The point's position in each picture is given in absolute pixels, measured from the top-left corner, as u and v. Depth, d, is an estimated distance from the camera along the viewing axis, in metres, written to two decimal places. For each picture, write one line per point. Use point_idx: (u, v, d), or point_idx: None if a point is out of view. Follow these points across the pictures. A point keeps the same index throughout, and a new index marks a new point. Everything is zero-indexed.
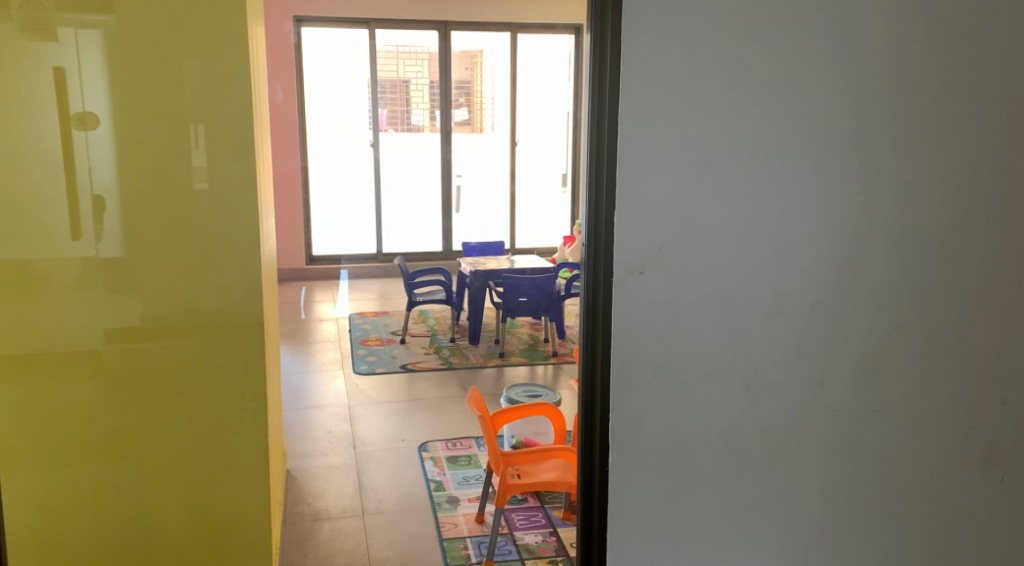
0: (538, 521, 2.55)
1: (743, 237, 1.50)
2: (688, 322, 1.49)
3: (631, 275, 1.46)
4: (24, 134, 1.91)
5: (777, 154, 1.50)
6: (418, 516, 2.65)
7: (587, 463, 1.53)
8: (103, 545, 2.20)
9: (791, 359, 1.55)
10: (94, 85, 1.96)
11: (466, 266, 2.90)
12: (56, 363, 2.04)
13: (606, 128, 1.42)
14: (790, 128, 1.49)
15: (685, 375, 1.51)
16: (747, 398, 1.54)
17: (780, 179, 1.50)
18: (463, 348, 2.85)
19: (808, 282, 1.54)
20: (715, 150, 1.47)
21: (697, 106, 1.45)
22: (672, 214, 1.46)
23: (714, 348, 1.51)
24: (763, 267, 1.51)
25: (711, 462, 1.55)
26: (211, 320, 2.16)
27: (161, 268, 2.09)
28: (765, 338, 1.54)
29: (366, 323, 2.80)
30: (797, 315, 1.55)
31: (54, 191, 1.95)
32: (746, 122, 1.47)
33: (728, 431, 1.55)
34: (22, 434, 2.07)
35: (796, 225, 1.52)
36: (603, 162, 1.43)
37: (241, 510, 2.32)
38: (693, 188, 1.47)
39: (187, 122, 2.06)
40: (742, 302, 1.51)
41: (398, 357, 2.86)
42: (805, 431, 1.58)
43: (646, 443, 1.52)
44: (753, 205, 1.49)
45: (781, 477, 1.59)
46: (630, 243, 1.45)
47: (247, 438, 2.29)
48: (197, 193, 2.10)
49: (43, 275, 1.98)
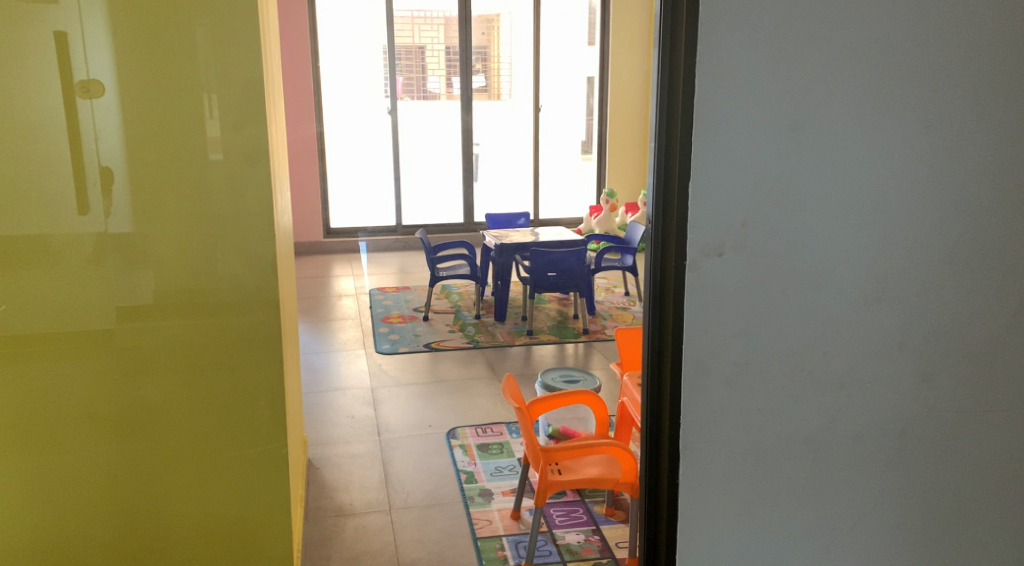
0: (578, 518, 2.40)
1: (838, 214, 1.22)
2: (769, 315, 1.23)
3: (708, 258, 1.19)
4: (22, 103, 1.72)
5: (894, 107, 1.21)
6: (448, 513, 2.45)
7: (653, 479, 1.29)
8: (121, 540, 2.05)
9: (890, 361, 1.29)
10: (99, 49, 1.76)
11: (489, 246, 4.68)
12: (65, 348, 1.88)
13: (683, 78, 1.13)
14: (915, 76, 1.20)
15: (763, 379, 1.26)
16: (842, 403, 1.30)
17: (895, 140, 1.22)
18: (489, 323, 4.50)
19: (925, 264, 1.27)
20: (819, 102, 1.18)
21: (789, 52, 1.15)
22: (757, 187, 1.18)
23: (801, 344, 1.26)
24: (869, 245, 1.25)
25: (792, 483, 1.32)
26: (229, 305, 1.97)
27: (173, 244, 1.90)
28: (867, 331, 1.28)
29: (388, 326, 4.52)
30: (909, 304, 1.28)
31: (59, 164, 1.76)
32: (861, 68, 1.18)
33: (819, 441, 1.31)
34: (32, 421, 1.91)
35: (913, 195, 1.24)
36: (677, 121, 1.14)
37: (258, 514, 2.13)
38: (790, 152, 1.18)
39: (201, 90, 1.84)
40: (843, 289, 1.25)
41: (423, 335, 4.32)
42: (909, 440, 1.34)
43: (715, 460, 1.27)
44: (863, 171, 1.22)
45: (879, 492, 1.35)
46: (708, 220, 1.17)
47: (267, 439, 2.10)
48: (210, 164, 1.89)
49: (55, 251, 1.82)
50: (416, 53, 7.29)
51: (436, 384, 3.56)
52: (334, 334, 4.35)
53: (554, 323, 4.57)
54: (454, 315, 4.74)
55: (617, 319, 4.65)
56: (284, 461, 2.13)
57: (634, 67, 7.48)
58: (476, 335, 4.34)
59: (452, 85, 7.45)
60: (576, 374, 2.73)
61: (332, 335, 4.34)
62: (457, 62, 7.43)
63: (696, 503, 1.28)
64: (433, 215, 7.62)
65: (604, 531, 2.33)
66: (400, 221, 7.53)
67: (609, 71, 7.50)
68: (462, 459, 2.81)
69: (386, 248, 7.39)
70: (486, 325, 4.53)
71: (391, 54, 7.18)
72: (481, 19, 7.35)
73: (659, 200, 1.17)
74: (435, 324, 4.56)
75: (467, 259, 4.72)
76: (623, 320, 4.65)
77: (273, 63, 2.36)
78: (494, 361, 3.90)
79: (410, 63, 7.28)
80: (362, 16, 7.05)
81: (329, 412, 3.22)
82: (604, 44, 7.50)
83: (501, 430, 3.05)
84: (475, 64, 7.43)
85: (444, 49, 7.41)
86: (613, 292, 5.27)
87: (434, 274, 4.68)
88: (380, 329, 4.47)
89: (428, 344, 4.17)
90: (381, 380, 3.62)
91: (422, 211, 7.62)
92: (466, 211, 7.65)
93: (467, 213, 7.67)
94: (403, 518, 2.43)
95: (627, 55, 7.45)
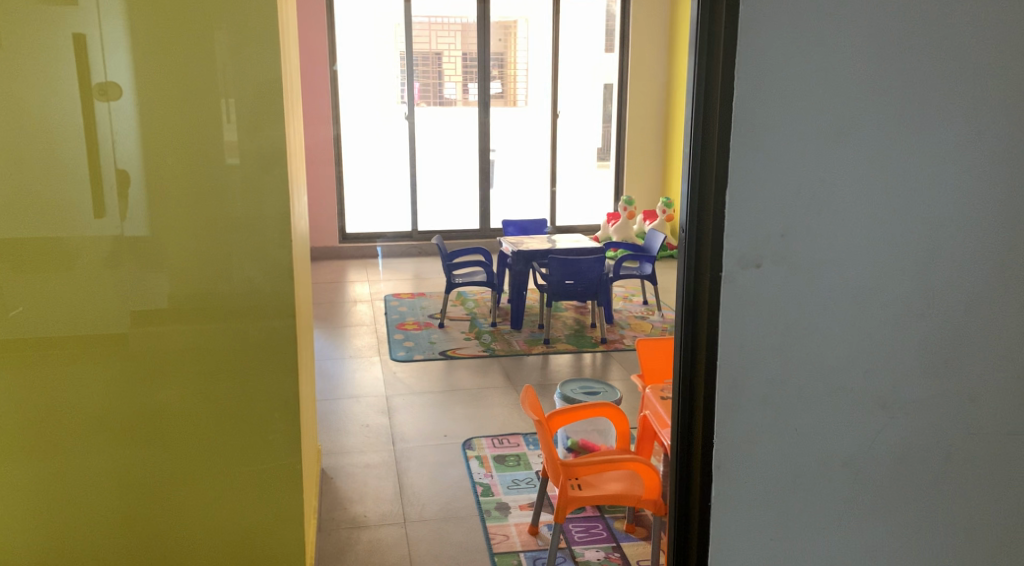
0: (598, 534, 2.34)
1: (882, 226, 1.17)
2: (808, 331, 1.17)
3: (744, 270, 1.13)
4: (40, 106, 1.70)
5: (944, 114, 1.15)
6: (464, 526, 2.40)
7: (683, 498, 1.22)
8: (132, 546, 2.00)
9: (935, 380, 1.23)
10: (118, 52, 1.73)
11: (507, 251, 4.62)
12: (79, 351, 1.85)
13: (720, 81, 1.07)
14: (965, 81, 1.15)
15: (801, 397, 1.20)
16: (884, 423, 1.24)
17: (943, 148, 1.16)
18: (505, 330, 4.44)
19: (973, 278, 1.21)
20: (864, 109, 1.13)
21: (834, 58, 1.10)
22: (797, 195, 1.12)
23: (843, 361, 1.20)
24: (915, 258, 1.19)
25: (830, 506, 1.26)
26: (243, 311, 1.93)
27: (188, 249, 1.86)
28: (911, 348, 1.22)
29: (403, 333, 4.47)
30: (956, 320, 1.22)
31: (75, 166, 1.74)
32: (908, 73, 1.13)
33: (859, 463, 1.25)
34: (44, 425, 1.88)
35: (961, 205, 1.18)
36: (714, 127, 1.09)
37: (271, 526, 2.09)
38: (833, 161, 1.13)
39: (220, 96, 1.81)
40: (886, 304, 1.19)
41: (439, 342, 4.26)
42: (954, 463, 1.27)
43: (750, 481, 1.21)
44: (911, 180, 1.16)
45: (920, 515, 1.29)
46: (745, 230, 1.11)
47: (277, 454, 2.05)
48: (228, 169, 1.85)
49: (71, 254, 1.79)
50: (433, 59, 7.23)
51: (451, 393, 3.51)
52: (349, 341, 4.31)
53: (571, 332, 4.51)
54: (470, 322, 4.69)
55: (635, 328, 4.59)
56: (294, 476, 2.07)
57: (653, 75, 7.44)
58: (492, 343, 4.29)
59: (468, 92, 7.39)
60: (596, 386, 2.66)
61: (347, 342, 4.30)
62: (474, 69, 7.35)
63: (729, 525, 1.22)
64: (448, 221, 7.58)
65: (625, 548, 2.27)
66: (415, 227, 7.49)
67: (627, 78, 7.44)
68: (478, 470, 2.75)
69: (401, 253, 7.35)
70: (502, 333, 4.48)
71: (408, 59, 7.17)
72: (499, 26, 7.29)
73: (694, 208, 1.11)
74: (451, 331, 4.51)
75: (484, 265, 4.67)
76: (642, 329, 4.59)
77: (291, 64, 2.32)
78: (511, 370, 3.85)
79: (428, 68, 7.23)
80: (380, 22, 7.04)
81: (342, 420, 3.18)
82: (623, 51, 7.44)
83: (517, 441, 3.00)
84: (493, 69, 7.37)
85: (462, 54, 7.30)
86: (630, 302, 5.21)
87: (450, 279, 4.62)
88: (395, 336, 4.42)
89: (444, 352, 4.12)
90: (396, 388, 3.57)
91: (437, 217, 7.57)
92: (481, 217, 7.60)
93: (483, 219, 7.61)
94: (418, 531, 2.37)
95: (646, 62, 7.40)
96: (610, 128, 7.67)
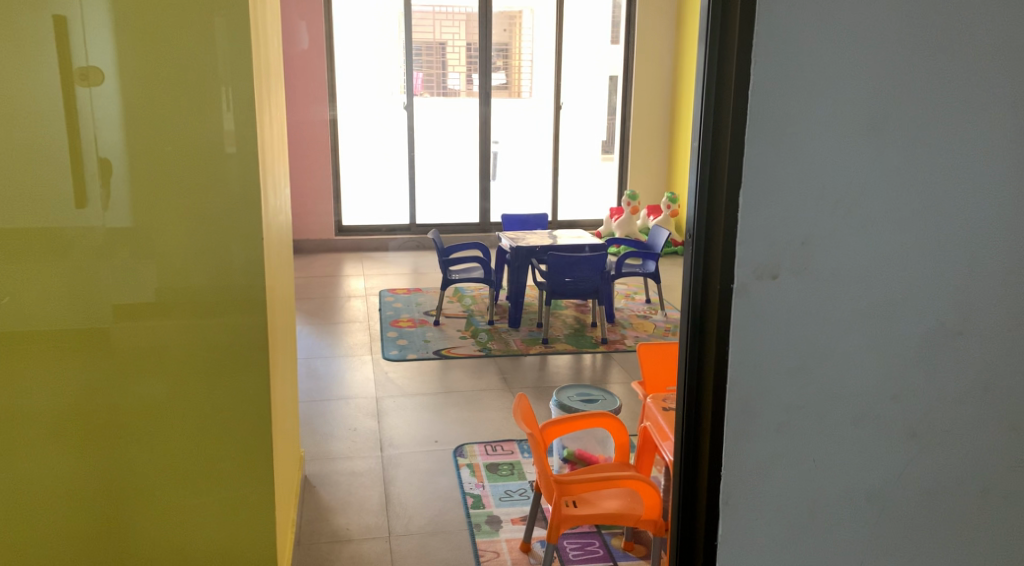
0: (594, 552, 2.22)
1: (916, 236, 1.03)
2: (830, 353, 1.04)
3: (760, 281, 0.99)
4: (13, 90, 1.55)
5: (990, 110, 1.02)
6: (453, 542, 2.27)
7: (694, 530, 1.09)
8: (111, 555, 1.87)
9: (970, 408, 1.10)
10: (101, 35, 1.59)
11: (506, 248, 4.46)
12: (58, 349, 1.72)
13: (736, 68, 0.93)
14: (1013, 72, 1.01)
15: (821, 427, 1.07)
16: (913, 456, 1.11)
17: (987, 148, 1.03)
18: (504, 329, 4.29)
19: (1019, 292, 1.08)
20: (902, 101, 0.99)
21: (867, 46, 0.96)
22: (818, 198, 0.98)
23: (868, 388, 1.07)
24: (954, 271, 1.05)
25: (849, 546, 1.12)
26: (229, 314, 1.80)
27: (175, 241, 1.73)
28: (943, 372, 1.08)
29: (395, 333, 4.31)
30: (995, 340, 1.09)
31: (53, 154, 1.60)
32: (951, 62, 0.99)
33: (883, 498, 1.12)
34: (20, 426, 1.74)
35: (1003, 212, 1.05)
36: (731, 118, 0.95)
37: (254, 538, 1.96)
38: (860, 165, 0.99)
39: (219, 83, 1.67)
40: (921, 322, 1.06)
41: (433, 342, 4.10)
42: (986, 495, 1.15)
43: (761, 518, 1.08)
44: (952, 183, 1.03)
45: (946, 553, 1.16)
46: (760, 236, 0.98)
47: (256, 474, 1.91)
48: (225, 160, 1.71)
49: (51, 246, 1.65)
50: (436, 49, 7.08)
51: (446, 395, 3.38)
52: (343, 338, 4.18)
53: (572, 332, 4.37)
54: (466, 320, 4.55)
55: (637, 328, 4.46)
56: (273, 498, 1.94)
57: (659, 68, 7.28)
58: (488, 343, 4.14)
59: (472, 82, 7.25)
60: (595, 393, 2.53)
61: (341, 340, 4.17)
62: (477, 60, 7.21)
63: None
64: (448, 214, 7.44)
65: None
66: (414, 220, 7.35)
67: (633, 70, 7.29)
68: (470, 480, 2.63)
69: (399, 248, 7.24)
70: (499, 331, 4.35)
71: (410, 48, 7.02)
72: (504, 16, 7.15)
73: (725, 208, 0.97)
74: (447, 330, 4.38)
75: (481, 261, 4.54)
76: (645, 328, 4.46)
77: (272, 46, 2.17)
78: (507, 371, 3.72)
79: (429, 58, 7.08)
80: (381, 10, 6.89)
81: (331, 425, 3.05)
82: (630, 42, 7.28)
83: (511, 448, 2.87)
84: (496, 60, 7.23)
85: (464, 45, 7.18)
86: (632, 301, 5.08)
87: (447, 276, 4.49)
88: (388, 334, 4.28)
89: (438, 351, 3.99)
90: (387, 389, 3.44)
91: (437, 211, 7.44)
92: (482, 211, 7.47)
93: (484, 213, 7.46)
94: (404, 545, 2.25)
95: (653, 54, 7.23)
96: (615, 121, 7.51)
